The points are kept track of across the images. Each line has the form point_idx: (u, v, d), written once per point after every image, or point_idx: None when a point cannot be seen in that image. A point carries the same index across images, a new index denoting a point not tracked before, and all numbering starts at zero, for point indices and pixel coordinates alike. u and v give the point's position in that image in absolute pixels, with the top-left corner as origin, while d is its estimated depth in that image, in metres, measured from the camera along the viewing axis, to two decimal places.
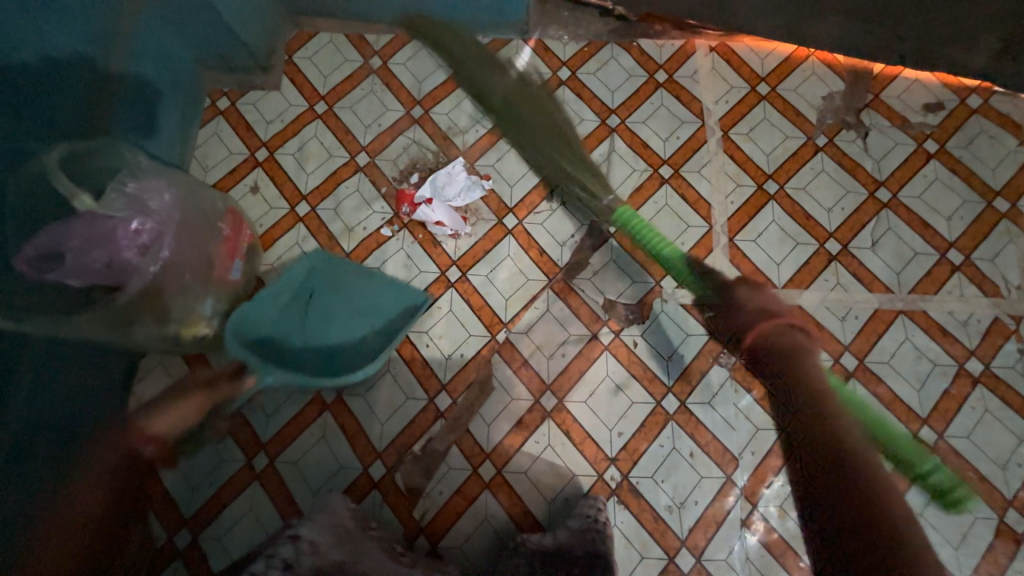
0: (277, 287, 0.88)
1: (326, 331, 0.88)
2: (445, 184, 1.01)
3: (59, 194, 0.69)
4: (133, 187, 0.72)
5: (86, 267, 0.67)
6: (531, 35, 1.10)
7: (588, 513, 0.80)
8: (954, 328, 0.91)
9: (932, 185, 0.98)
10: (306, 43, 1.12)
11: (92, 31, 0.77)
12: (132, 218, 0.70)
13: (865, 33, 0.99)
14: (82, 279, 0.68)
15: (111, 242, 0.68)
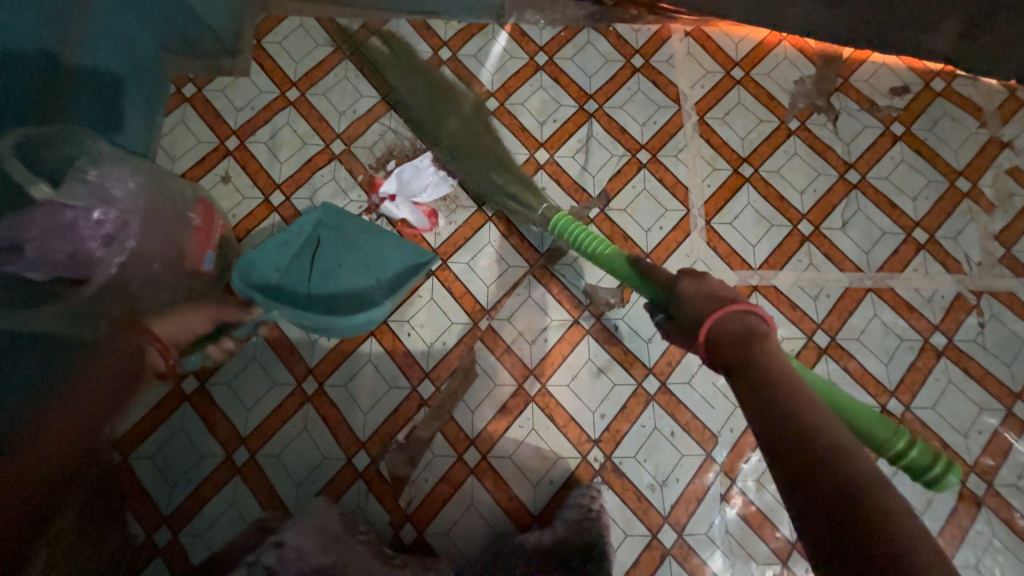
0: (286, 235, 0.89)
1: (333, 283, 0.89)
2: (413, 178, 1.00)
3: (13, 183, 0.65)
4: (94, 175, 0.69)
5: (47, 257, 0.65)
6: (507, 20, 1.10)
7: (583, 503, 0.81)
8: (920, 304, 0.94)
9: (899, 167, 1.01)
10: (276, 27, 1.08)
11: (42, 10, 0.73)
12: (94, 207, 0.68)
13: (834, 17, 1.01)
14: (44, 271, 0.66)
15: (73, 233, 0.66)
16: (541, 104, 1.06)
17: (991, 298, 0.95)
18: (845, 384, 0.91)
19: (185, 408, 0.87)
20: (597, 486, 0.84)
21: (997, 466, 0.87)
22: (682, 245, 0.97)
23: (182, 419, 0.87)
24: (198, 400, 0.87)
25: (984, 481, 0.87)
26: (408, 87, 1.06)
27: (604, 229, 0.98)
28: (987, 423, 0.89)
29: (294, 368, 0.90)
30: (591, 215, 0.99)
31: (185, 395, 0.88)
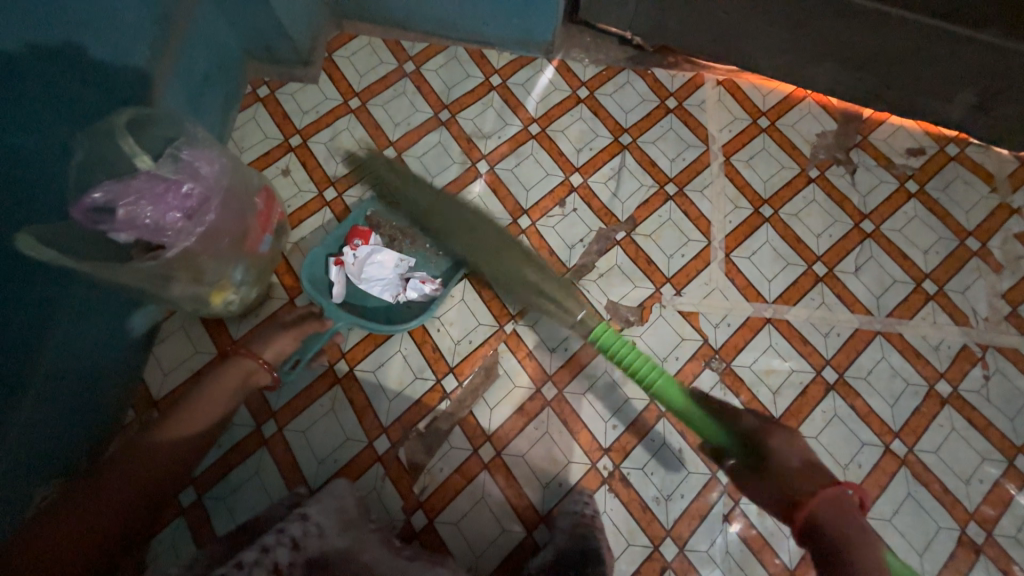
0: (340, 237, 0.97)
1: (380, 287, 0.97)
2: (385, 264, 0.95)
3: (116, 155, 0.74)
4: (186, 155, 0.77)
5: (135, 221, 0.70)
6: (555, 56, 1.21)
7: (578, 509, 0.85)
8: (926, 351, 0.98)
9: (911, 221, 1.07)
10: (346, 44, 1.20)
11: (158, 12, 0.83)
12: (184, 181, 0.74)
13: (858, 81, 1.10)
14: (130, 233, 0.71)
15: (156, 204, 0.72)
16: (579, 133, 1.15)
17: (997, 353, 0.99)
18: (851, 421, 0.94)
19: None
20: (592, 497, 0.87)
21: (996, 515, 0.89)
22: (702, 273, 1.03)
23: None
24: None
25: (983, 529, 0.89)
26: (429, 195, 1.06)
27: (629, 251, 1.05)
28: (989, 473, 0.91)
29: (328, 350, 0.96)
30: (617, 238, 1.06)
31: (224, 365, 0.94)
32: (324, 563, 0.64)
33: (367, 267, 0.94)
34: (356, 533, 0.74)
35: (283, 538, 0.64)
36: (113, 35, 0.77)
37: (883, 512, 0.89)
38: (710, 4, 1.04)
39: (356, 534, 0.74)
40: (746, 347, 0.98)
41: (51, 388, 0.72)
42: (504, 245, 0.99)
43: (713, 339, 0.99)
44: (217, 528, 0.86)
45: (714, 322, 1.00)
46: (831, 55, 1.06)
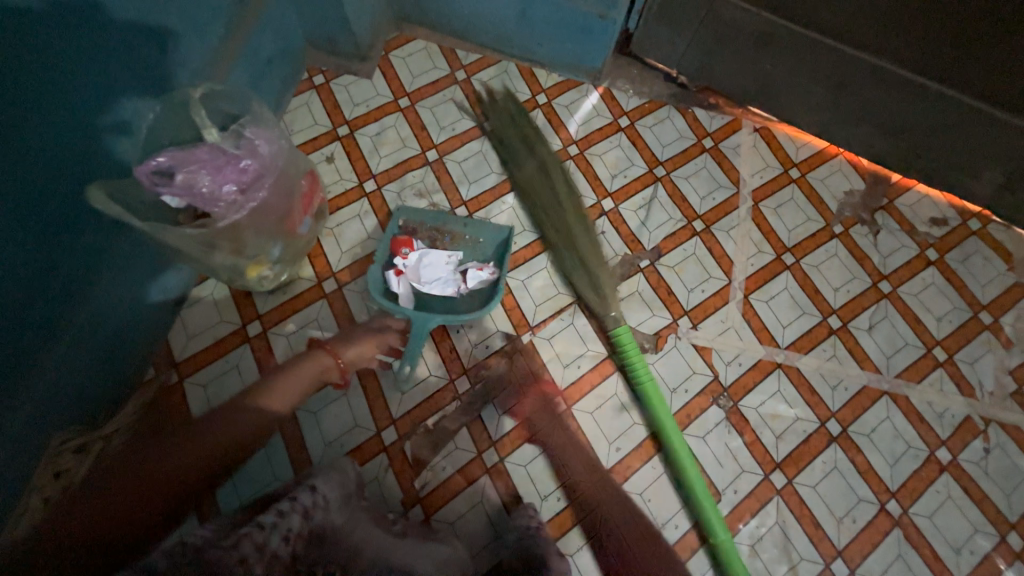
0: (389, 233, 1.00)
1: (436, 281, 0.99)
2: (436, 262, 0.99)
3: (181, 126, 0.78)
4: (249, 132, 0.80)
5: (190, 189, 0.74)
6: (601, 83, 1.25)
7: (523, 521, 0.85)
8: (930, 416, 1.00)
9: (928, 288, 1.10)
10: (404, 44, 1.24)
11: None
12: (243, 157, 0.78)
13: (891, 146, 1.13)
14: (182, 199, 0.74)
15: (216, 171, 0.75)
16: (616, 159, 1.18)
17: (999, 428, 1.00)
18: (849, 475, 0.95)
19: (244, 349, 0.95)
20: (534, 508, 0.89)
21: None
22: (719, 311, 1.06)
23: (238, 358, 0.95)
24: (257, 344, 0.96)
25: None
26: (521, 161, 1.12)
27: (651, 280, 1.07)
28: (980, 545, 0.92)
29: None
30: (641, 265, 1.09)
31: (247, 337, 0.96)
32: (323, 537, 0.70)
33: (421, 272, 0.97)
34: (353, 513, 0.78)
35: (296, 507, 0.70)
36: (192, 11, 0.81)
37: (871, 569, 0.91)
38: (757, 55, 1.08)
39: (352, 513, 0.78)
40: (755, 389, 1.00)
41: (84, 336, 0.75)
42: (567, 226, 1.05)
43: (723, 377, 1.01)
44: (219, 495, 0.88)
45: (726, 361, 1.02)
46: (867, 119, 1.10)
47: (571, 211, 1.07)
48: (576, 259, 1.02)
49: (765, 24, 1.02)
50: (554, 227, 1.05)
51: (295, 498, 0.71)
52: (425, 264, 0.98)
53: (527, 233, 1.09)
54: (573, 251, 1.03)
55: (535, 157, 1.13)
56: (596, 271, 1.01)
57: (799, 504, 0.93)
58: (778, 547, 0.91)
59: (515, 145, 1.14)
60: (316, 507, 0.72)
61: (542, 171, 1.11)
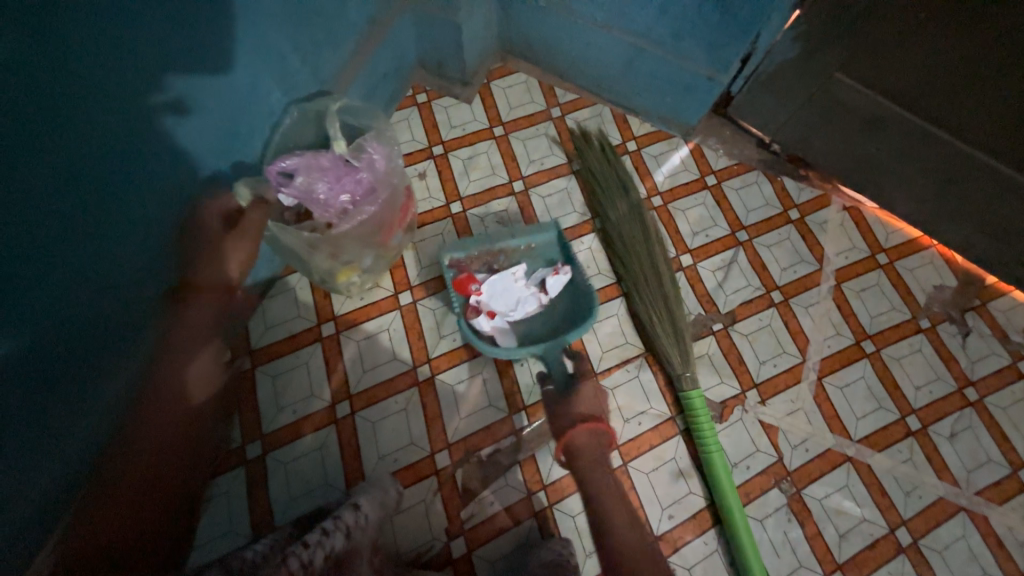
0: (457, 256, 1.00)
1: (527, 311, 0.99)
2: (506, 283, 0.97)
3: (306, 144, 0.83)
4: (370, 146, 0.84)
5: (309, 193, 0.79)
6: (693, 139, 1.25)
7: (561, 550, 0.84)
8: (1011, 544, 0.93)
9: (1018, 403, 1.03)
10: (505, 76, 1.28)
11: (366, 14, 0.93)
12: (361, 171, 0.82)
13: (993, 248, 1.09)
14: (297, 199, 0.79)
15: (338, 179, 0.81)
16: (698, 217, 1.17)
17: None
18: None
19: (315, 347, 0.97)
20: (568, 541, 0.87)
21: None
22: (790, 389, 1.02)
23: (309, 355, 0.97)
24: (328, 345, 0.98)
25: None
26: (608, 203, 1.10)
27: (723, 345, 1.05)
28: None
29: (415, 352, 0.99)
30: (713, 327, 1.06)
31: (319, 335, 0.98)
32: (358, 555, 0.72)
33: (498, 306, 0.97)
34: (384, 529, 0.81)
35: (339, 525, 0.73)
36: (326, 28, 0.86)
37: None
38: (862, 136, 1.07)
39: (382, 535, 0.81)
40: (821, 478, 0.95)
41: None
42: (647, 276, 1.02)
43: (788, 460, 0.96)
44: (271, 489, 0.89)
45: (792, 443, 0.97)
46: (971, 217, 1.06)
47: (653, 262, 1.03)
48: (653, 313, 0.99)
49: (877, 109, 1.00)
50: (633, 276, 1.03)
51: (337, 517, 0.75)
52: (499, 288, 0.97)
53: (602, 276, 1.09)
54: (647, 304, 1.00)
55: (625, 198, 1.09)
56: (673, 329, 0.97)
57: None
58: None
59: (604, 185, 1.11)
60: (356, 526, 0.75)
61: (629, 216, 1.07)
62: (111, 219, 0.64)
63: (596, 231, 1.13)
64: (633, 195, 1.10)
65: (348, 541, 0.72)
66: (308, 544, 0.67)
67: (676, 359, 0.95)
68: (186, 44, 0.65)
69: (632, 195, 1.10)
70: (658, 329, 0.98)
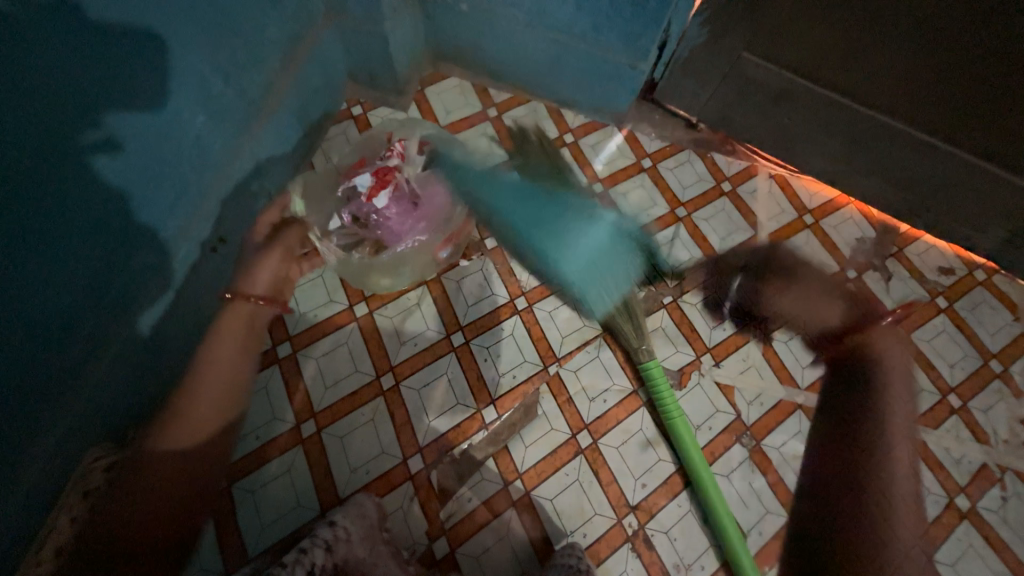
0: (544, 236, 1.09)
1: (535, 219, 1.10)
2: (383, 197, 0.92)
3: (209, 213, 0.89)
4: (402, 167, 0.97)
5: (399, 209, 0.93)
6: (625, 126, 1.29)
7: (569, 562, 0.82)
8: (949, 463, 1.02)
9: (940, 335, 1.13)
10: (438, 83, 1.30)
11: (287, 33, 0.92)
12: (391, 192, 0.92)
13: (900, 198, 1.19)
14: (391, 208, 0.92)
15: (429, 229, 0.95)
16: (639, 199, 1.21)
17: (1015, 476, 1.02)
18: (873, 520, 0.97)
19: (274, 369, 0.96)
20: (580, 547, 0.86)
21: None
22: (741, 349, 1.08)
23: (267, 378, 0.95)
24: (286, 367, 0.96)
25: None
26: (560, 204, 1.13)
27: (674, 317, 1.10)
28: None
29: (378, 361, 0.98)
30: (664, 301, 1.11)
31: (278, 357, 0.97)
32: None
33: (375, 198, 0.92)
34: (374, 546, 0.77)
35: (318, 541, 0.70)
36: (246, 51, 0.85)
37: None
38: (774, 107, 1.14)
39: (373, 546, 0.77)
40: (777, 429, 1.02)
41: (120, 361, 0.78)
42: (597, 266, 1.07)
43: (745, 415, 1.03)
44: (241, 520, 0.86)
45: (748, 400, 1.04)
46: (878, 172, 1.16)
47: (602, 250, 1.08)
48: (603, 297, 1.04)
49: (784, 82, 1.08)
50: (585, 264, 1.07)
51: (314, 534, 0.72)
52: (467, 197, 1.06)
53: (554, 266, 1.10)
54: (598, 286, 1.05)
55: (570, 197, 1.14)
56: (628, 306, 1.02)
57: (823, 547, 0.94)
58: None
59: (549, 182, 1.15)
60: (337, 540, 0.72)
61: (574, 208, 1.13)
62: (39, 265, 0.62)
63: None
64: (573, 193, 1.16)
65: (330, 555, 0.70)
66: (285, 564, 0.65)
67: (630, 330, 0.99)
68: (101, 75, 0.64)
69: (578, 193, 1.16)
70: (616, 312, 1.02)
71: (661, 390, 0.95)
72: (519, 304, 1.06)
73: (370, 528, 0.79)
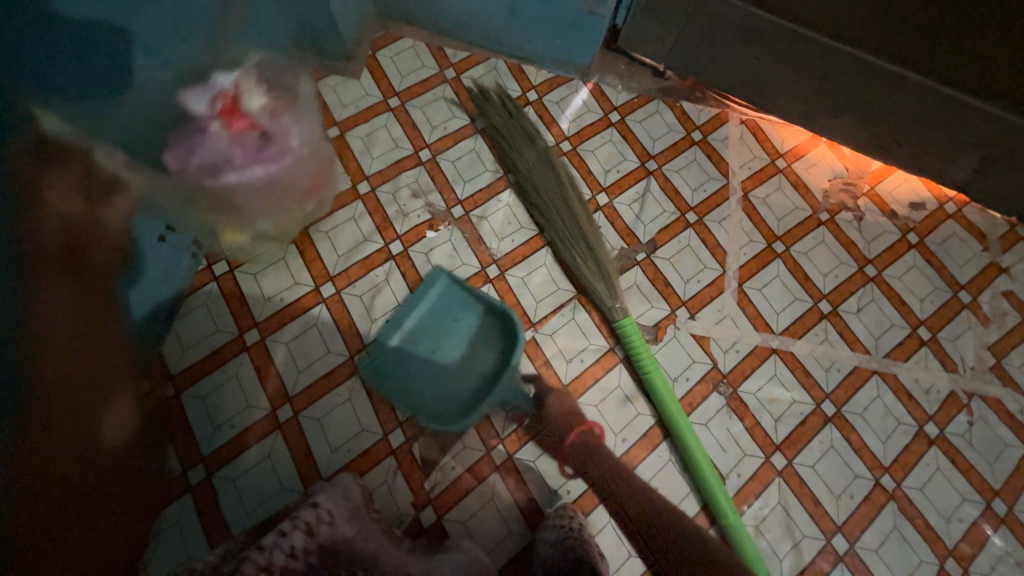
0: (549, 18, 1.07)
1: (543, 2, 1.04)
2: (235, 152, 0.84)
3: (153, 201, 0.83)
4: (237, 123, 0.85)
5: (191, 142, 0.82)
6: (591, 78, 1.23)
7: (562, 523, 0.84)
8: (918, 393, 1.05)
9: (911, 271, 1.14)
10: (391, 43, 1.18)
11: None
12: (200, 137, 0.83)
13: (873, 135, 1.16)
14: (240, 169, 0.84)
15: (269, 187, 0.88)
16: (608, 155, 1.17)
17: (981, 401, 1.06)
18: (846, 453, 1.00)
19: (242, 358, 0.94)
20: (571, 507, 0.89)
21: (973, 553, 0.97)
22: (715, 300, 1.08)
23: (238, 367, 0.93)
24: (256, 355, 0.94)
25: (960, 566, 0.96)
26: (525, 161, 1.07)
27: (648, 273, 1.09)
28: (967, 513, 0.99)
29: (350, 341, 0.97)
30: (637, 258, 1.10)
31: (245, 345, 0.94)
32: (334, 552, 0.66)
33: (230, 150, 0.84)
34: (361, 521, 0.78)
35: (299, 524, 0.67)
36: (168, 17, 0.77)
37: (870, 543, 0.96)
38: (743, 46, 1.09)
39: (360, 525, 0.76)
40: (753, 374, 1.04)
41: None
42: (566, 225, 1.02)
43: (722, 364, 1.04)
44: (225, 507, 0.87)
45: (724, 348, 1.05)
46: (849, 110, 1.13)
47: (572, 208, 1.03)
48: (574, 258, 1.01)
49: (752, 18, 1.03)
50: (554, 225, 1.03)
51: (296, 517, 0.68)
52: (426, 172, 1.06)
53: (524, 230, 1.08)
54: (568, 247, 1.02)
55: (537, 154, 1.07)
56: (598, 263, 0.99)
57: (798, 483, 0.98)
58: (781, 526, 0.96)
59: (513, 138, 1.08)
60: (320, 522, 0.69)
61: (540, 166, 1.06)
62: None
63: (511, 186, 1.10)
64: (538, 151, 1.07)
65: (312, 537, 0.66)
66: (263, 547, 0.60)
67: (602, 288, 0.98)
68: None
69: (543, 148, 1.07)
70: (587, 272, 0.99)
71: (636, 344, 0.95)
72: (491, 274, 1.03)
73: (353, 505, 0.79)
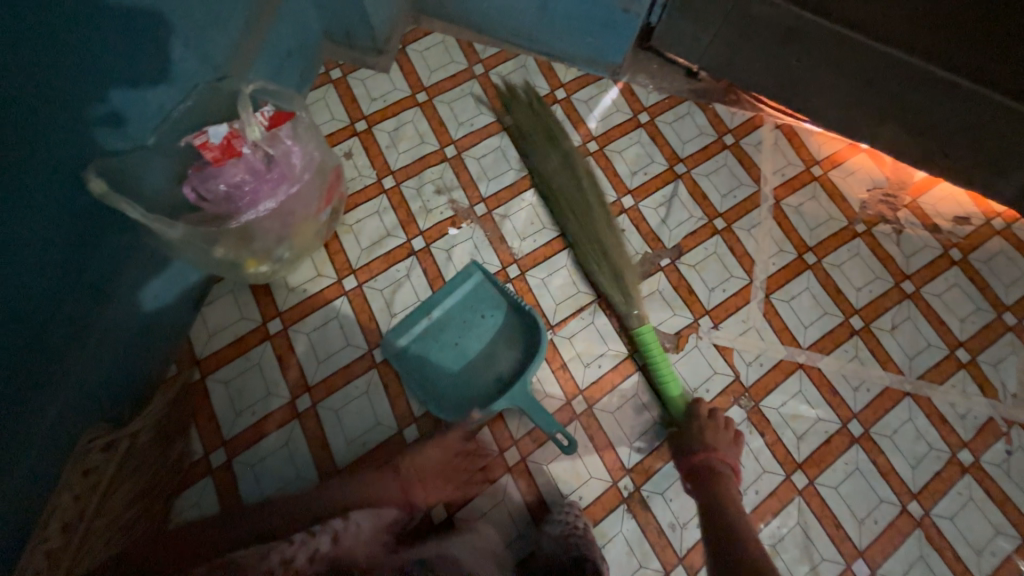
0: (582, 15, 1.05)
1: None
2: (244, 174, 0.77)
3: None
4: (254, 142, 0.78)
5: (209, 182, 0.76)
6: (621, 78, 1.20)
7: (565, 521, 0.86)
8: (953, 418, 1.00)
9: (951, 289, 1.08)
10: (421, 38, 1.18)
11: None
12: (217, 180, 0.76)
13: (918, 145, 1.10)
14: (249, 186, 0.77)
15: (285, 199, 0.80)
16: (636, 156, 1.15)
17: (1021, 430, 1.00)
18: (871, 476, 0.97)
19: (265, 346, 0.95)
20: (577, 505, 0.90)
21: None
22: (740, 311, 1.05)
23: (261, 356, 0.95)
24: (278, 345, 0.96)
25: None
26: (547, 164, 1.06)
27: (672, 280, 1.06)
28: (1000, 546, 0.94)
29: (369, 335, 0.98)
30: (661, 264, 1.08)
31: (268, 334, 0.96)
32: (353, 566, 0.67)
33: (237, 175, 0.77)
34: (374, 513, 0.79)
35: (328, 530, 0.71)
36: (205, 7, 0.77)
37: (893, 570, 0.93)
38: (782, 48, 1.05)
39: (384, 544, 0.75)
40: (776, 389, 1.00)
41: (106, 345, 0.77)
42: (586, 229, 1.01)
43: (745, 376, 1.01)
44: (243, 491, 0.89)
45: (747, 361, 1.02)
46: (894, 117, 1.07)
47: (593, 212, 1.01)
48: (593, 263, 1.00)
49: (793, 18, 0.99)
50: (575, 230, 1.02)
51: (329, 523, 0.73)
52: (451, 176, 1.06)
53: (546, 231, 1.06)
54: (588, 252, 1.00)
55: (560, 157, 1.05)
56: (618, 269, 0.97)
57: (819, 503, 0.95)
58: (800, 548, 0.93)
59: (537, 140, 1.07)
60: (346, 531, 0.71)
61: (563, 169, 1.04)
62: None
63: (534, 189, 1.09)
64: (562, 154, 1.06)
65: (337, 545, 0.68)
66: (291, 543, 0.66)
67: (620, 295, 0.96)
68: (48, 42, 0.59)
69: (567, 151, 1.06)
70: (605, 277, 0.98)
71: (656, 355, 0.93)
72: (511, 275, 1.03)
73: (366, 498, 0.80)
